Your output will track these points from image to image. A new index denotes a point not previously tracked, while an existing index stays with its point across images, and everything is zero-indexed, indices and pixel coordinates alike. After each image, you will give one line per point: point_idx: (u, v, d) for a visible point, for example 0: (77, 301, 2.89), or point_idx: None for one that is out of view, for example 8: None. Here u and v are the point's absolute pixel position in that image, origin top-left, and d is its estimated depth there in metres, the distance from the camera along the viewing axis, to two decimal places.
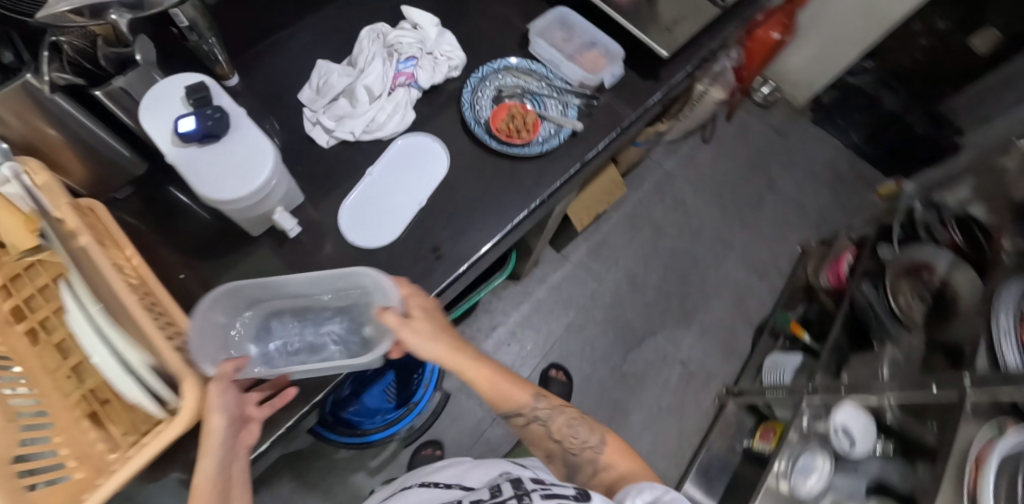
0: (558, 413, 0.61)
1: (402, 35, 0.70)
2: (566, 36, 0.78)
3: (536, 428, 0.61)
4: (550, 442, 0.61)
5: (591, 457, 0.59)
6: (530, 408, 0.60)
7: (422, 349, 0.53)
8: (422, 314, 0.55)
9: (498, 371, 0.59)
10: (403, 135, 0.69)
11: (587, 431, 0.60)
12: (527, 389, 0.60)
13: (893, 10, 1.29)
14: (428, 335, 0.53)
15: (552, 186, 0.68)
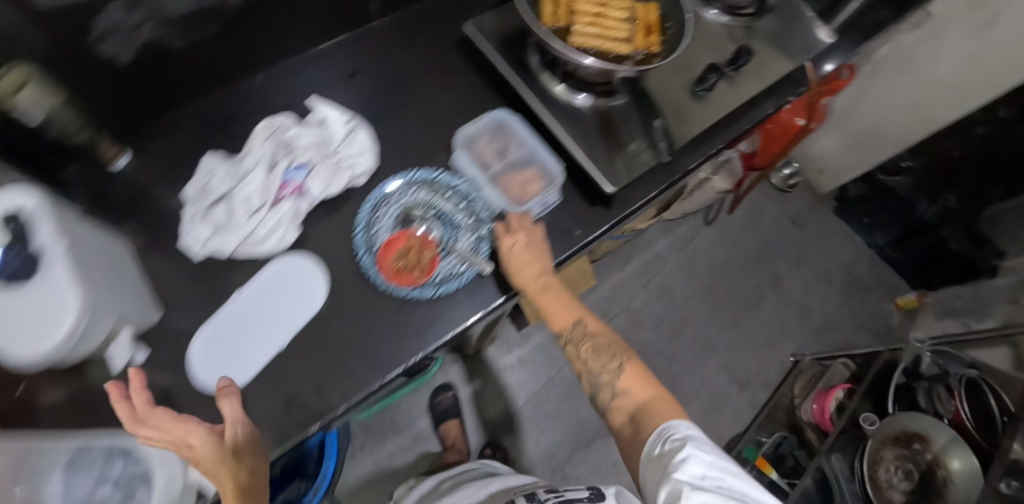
0: (592, 338, 0.53)
1: (300, 136, 0.63)
2: (498, 145, 0.65)
3: (568, 350, 0.54)
4: (578, 364, 0.53)
5: (608, 383, 0.50)
6: (569, 330, 0.54)
7: (512, 253, 0.56)
8: (518, 241, 0.56)
9: (560, 298, 0.55)
10: (281, 254, 0.61)
11: (609, 358, 0.52)
12: (568, 314, 0.54)
13: (938, 113, 1.15)
14: (519, 254, 0.56)
15: (442, 338, 0.58)
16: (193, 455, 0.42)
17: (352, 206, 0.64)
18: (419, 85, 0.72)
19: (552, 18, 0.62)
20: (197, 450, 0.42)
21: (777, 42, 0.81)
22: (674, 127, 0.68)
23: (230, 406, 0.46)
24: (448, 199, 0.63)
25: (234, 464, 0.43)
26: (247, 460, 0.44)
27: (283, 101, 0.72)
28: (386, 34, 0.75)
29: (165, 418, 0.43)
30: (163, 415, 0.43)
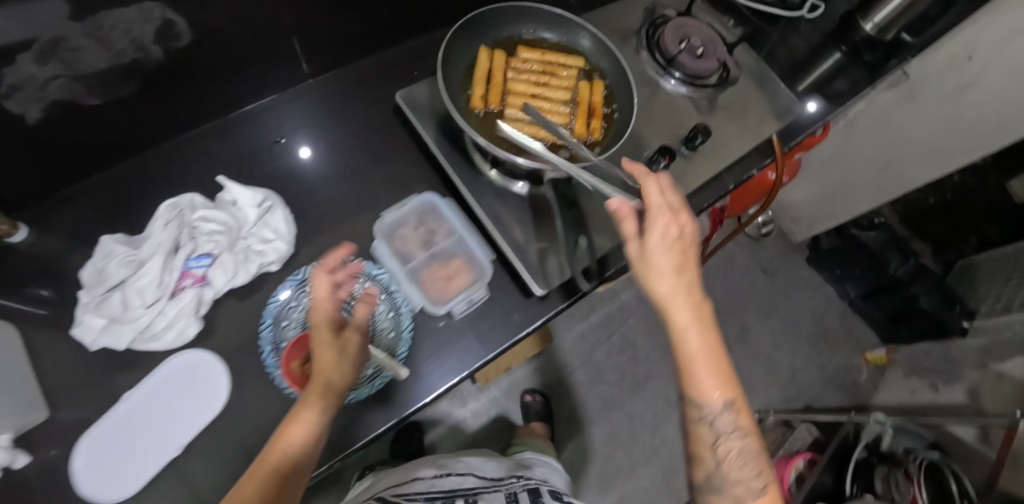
0: (739, 436, 0.43)
1: (206, 219, 0.58)
2: (424, 234, 0.60)
3: (704, 435, 0.43)
4: (705, 451, 0.43)
5: (738, 495, 0.41)
6: (713, 411, 0.43)
7: (658, 253, 0.45)
8: (663, 241, 0.45)
9: (705, 354, 0.43)
10: (181, 349, 0.57)
11: (753, 470, 0.42)
12: (717, 390, 0.43)
13: (909, 174, 1.13)
14: (671, 265, 0.45)
15: (345, 453, 0.51)
16: (317, 331, 0.47)
17: (266, 294, 0.59)
18: (352, 157, 0.67)
19: (482, 102, 0.55)
20: (322, 334, 0.46)
21: (739, 116, 0.77)
22: None
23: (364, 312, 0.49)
24: (367, 289, 0.58)
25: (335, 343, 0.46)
26: (341, 366, 0.45)
27: (203, 168, 0.67)
28: (322, 99, 0.71)
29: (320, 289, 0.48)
30: (333, 290, 0.49)
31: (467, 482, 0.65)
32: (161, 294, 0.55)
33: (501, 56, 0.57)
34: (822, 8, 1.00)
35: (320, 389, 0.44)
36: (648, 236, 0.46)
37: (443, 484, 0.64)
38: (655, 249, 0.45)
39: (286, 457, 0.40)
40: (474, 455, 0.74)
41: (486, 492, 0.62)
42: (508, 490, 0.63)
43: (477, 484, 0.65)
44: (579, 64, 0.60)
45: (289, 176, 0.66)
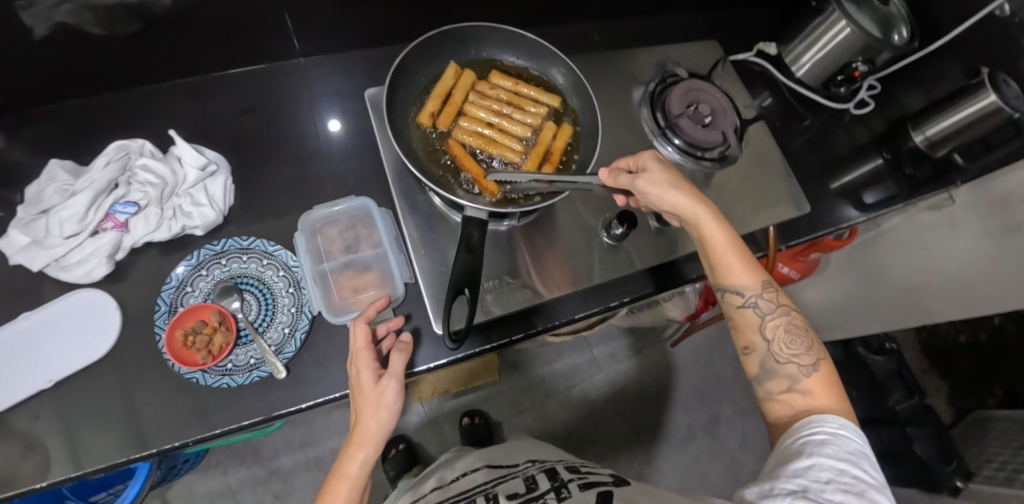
0: (783, 314, 0.50)
1: (144, 168, 0.58)
2: (347, 240, 0.59)
3: (749, 317, 0.50)
4: (757, 336, 0.50)
5: (792, 374, 0.47)
6: (753, 292, 0.50)
7: (665, 184, 0.50)
8: (659, 165, 0.51)
9: (731, 244, 0.51)
10: (86, 288, 0.56)
11: (802, 348, 0.48)
12: (754, 273, 0.50)
13: (936, 311, 1.03)
14: (672, 186, 0.51)
15: (206, 433, 0.52)
16: (357, 382, 0.48)
17: (184, 256, 0.59)
18: (314, 142, 0.66)
19: (430, 117, 0.53)
20: (363, 394, 0.47)
21: (732, 200, 0.71)
22: (555, 273, 0.60)
23: (397, 360, 0.48)
24: (278, 279, 0.58)
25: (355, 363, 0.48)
26: (383, 421, 0.47)
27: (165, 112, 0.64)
28: (306, 77, 0.69)
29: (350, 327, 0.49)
30: (368, 340, 0.48)
31: (482, 480, 0.65)
32: (81, 230, 0.55)
33: (469, 76, 0.55)
34: (873, 107, 0.93)
35: (370, 444, 0.47)
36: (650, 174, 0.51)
37: (459, 492, 0.64)
38: (659, 179, 0.50)
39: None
40: (488, 455, 0.74)
41: (499, 482, 0.62)
42: (526, 473, 0.63)
43: (490, 477, 0.65)
44: (553, 102, 0.56)
45: (246, 146, 0.64)
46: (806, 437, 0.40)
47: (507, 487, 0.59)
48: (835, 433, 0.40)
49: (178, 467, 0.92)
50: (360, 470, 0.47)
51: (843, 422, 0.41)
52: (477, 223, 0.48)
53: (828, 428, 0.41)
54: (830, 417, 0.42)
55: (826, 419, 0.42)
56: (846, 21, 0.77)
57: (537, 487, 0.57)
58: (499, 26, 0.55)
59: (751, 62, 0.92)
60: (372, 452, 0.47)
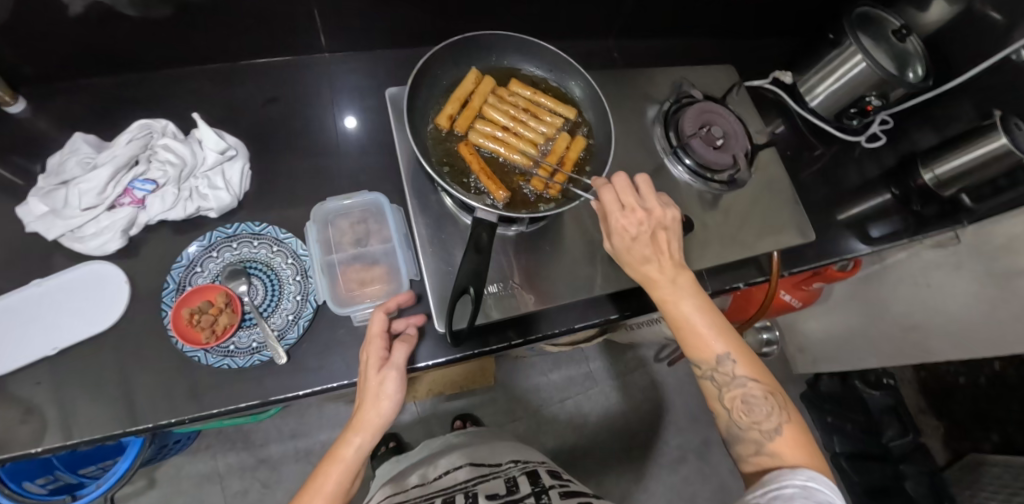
0: (741, 385, 0.47)
1: (166, 148, 0.59)
2: (358, 234, 0.59)
3: (708, 388, 0.49)
4: (717, 405, 0.49)
5: (757, 440, 0.46)
6: (708, 366, 0.48)
7: (623, 247, 0.50)
8: (625, 234, 0.49)
9: (688, 319, 0.49)
10: (99, 260, 0.57)
11: (763, 415, 0.46)
12: (709, 348, 0.48)
13: (936, 352, 1.01)
14: (629, 248, 0.49)
15: (204, 412, 0.53)
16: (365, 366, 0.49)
17: (196, 237, 0.60)
18: (332, 136, 0.67)
19: (449, 119, 0.54)
20: (369, 377, 0.48)
21: (738, 224, 0.72)
22: (559, 281, 0.60)
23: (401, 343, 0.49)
24: (287, 267, 0.59)
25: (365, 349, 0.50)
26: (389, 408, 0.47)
27: (189, 95, 0.66)
28: (329, 72, 0.71)
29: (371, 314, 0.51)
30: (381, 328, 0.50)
31: (462, 478, 0.68)
32: (99, 203, 0.56)
33: (489, 82, 0.56)
34: (883, 141, 0.94)
35: (371, 429, 0.46)
36: (614, 237, 0.50)
37: (439, 487, 0.67)
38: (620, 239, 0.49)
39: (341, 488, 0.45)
40: (471, 453, 0.77)
41: (479, 482, 0.66)
42: (506, 474, 0.68)
43: (471, 476, 0.69)
44: (569, 113, 0.57)
45: (265, 135, 0.65)
46: (777, 492, 0.40)
47: (487, 488, 0.63)
48: (804, 487, 0.40)
49: (169, 447, 0.92)
50: (357, 455, 0.46)
51: (811, 475, 0.41)
52: (486, 226, 0.48)
53: (797, 482, 0.40)
54: (800, 471, 0.41)
55: (794, 472, 0.41)
56: (862, 55, 0.78)
57: (517, 490, 0.62)
58: (521, 35, 0.56)
59: (765, 89, 0.93)
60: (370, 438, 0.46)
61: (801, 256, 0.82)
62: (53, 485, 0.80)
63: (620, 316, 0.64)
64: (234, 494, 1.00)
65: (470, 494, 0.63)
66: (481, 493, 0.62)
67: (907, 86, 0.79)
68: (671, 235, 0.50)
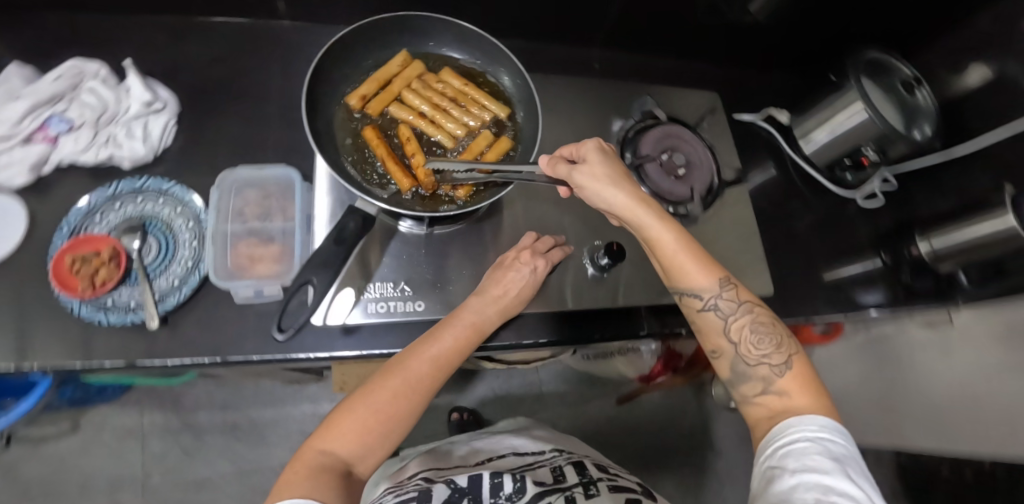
0: (747, 313, 0.47)
1: (93, 91, 0.58)
2: (262, 206, 0.56)
3: (712, 321, 0.48)
4: (721, 339, 0.48)
5: (763, 374, 0.45)
6: (713, 294, 0.47)
7: (599, 177, 0.45)
8: (599, 156, 0.46)
9: (681, 246, 0.46)
10: (1, 192, 0.56)
11: (770, 346, 0.46)
12: (711, 274, 0.47)
13: (912, 435, 0.95)
14: (607, 179, 0.45)
15: (65, 363, 0.50)
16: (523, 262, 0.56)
17: (104, 184, 0.58)
18: (271, 103, 0.64)
19: (360, 99, 0.51)
20: (516, 264, 0.56)
21: None
22: (461, 292, 0.57)
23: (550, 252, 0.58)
24: (185, 230, 0.56)
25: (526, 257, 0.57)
26: (524, 296, 0.55)
27: (138, 42, 0.65)
28: (286, 39, 0.68)
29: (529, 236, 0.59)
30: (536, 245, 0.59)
31: (510, 457, 0.67)
32: (12, 135, 0.56)
33: (417, 68, 0.53)
34: (881, 202, 0.84)
35: (501, 307, 0.54)
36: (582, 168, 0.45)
37: (484, 465, 0.64)
38: (596, 169, 0.45)
39: (458, 345, 0.50)
40: (513, 439, 0.73)
41: (526, 465, 0.64)
42: (550, 462, 0.65)
43: (517, 456, 0.67)
44: (498, 112, 0.53)
45: (202, 93, 0.63)
46: (789, 447, 0.39)
47: (535, 472, 0.61)
48: (814, 439, 0.39)
49: (92, 396, 0.91)
50: (485, 325, 0.53)
51: (824, 423, 0.40)
52: (357, 215, 0.47)
53: (808, 433, 0.39)
54: (812, 418, 0.41)
55: (808, 417, 0.41)
56: (863, 102, 0.71)
57: (565, 481, 0.59)
58: (457, 22, 0.53)
59: (757, 126, 0.87)
60: (495, 314, 0.53)
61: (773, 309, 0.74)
62: None
63: (537, 343, 0.58)
64: (153, 454, 0.98)
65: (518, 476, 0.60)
66: (530, 475, 0.60)
67: (908, 142, 0.71)
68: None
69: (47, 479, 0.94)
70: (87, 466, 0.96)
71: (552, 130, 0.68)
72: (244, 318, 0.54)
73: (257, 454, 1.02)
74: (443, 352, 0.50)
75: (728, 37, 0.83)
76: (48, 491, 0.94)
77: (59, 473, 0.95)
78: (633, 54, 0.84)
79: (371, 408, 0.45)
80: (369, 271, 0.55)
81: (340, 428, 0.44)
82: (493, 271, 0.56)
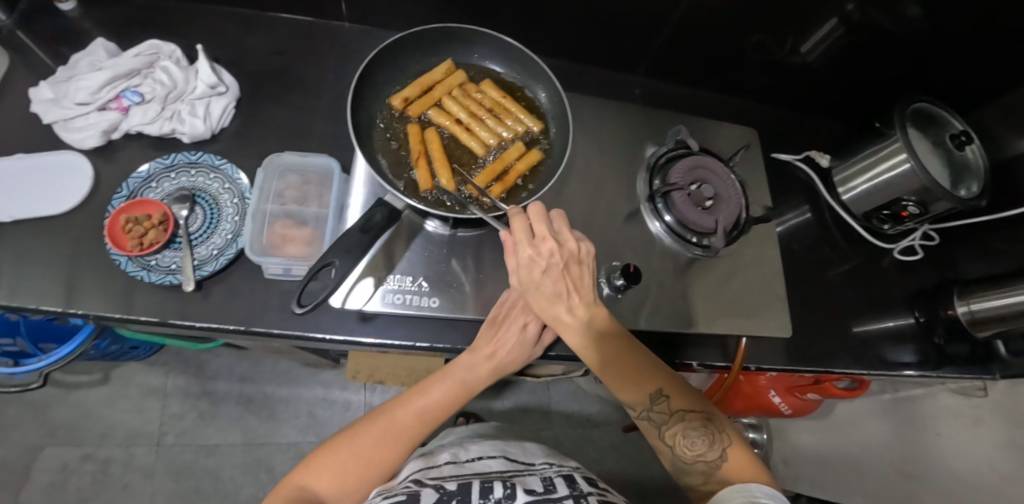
0: (679, 419, 0.48)
1: (166, 70, 0.63)
2: (299, 192, 0.60)
3: (647, 428, 0.49)
4: (659, 442, 0.49)
5: (702, 470, 0.47)
6: (644, 408, 0.49)
7: (539, 291, 0.46)
8: (543, 274, 0.46)
9: (611, 363, 0.49)
10: (76, 151, 0.62)
11: (706, 444, 0.47)
12: (641, 390, 0.49)
13: None
14: (544, 296, 0.47)
15: (106, 313, 0.55)
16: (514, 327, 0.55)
17: (164, 155, 0.63)
18: (323, 97, 0.68)
19: (403, 101, 0.54)
20: (507, 321, 0.55)
21: (703, 295, 0.65)
22: (475, 295, 0.58)
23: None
24: (229, 205, 0.60)
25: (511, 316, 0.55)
26: (516, 359, 0.55)
27: (211, 29, 0.70)
28: (345, 40, 0.73)
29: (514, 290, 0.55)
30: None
31: (497, 467, 0.59)
32: (91, 102, 0.61)
33: (459, 77, 0.56)
34: (920, 257, 0.82)
35: (493, 368, 0.54)
36: (523, 271, 0.46)
37: (473, 471, 0.58)
38: (535, 281, 0.46)
39: (444, 402, 0.53)
40: (505, 443, 0.67)
41: (515, 475, 0.57)
42: (541, 473, 0.58)
43: (504, 468, 0.59)
44: (531, 125, 0.56)
45: (262, 81, 0.68)
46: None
47: (523, 482, 0.54)
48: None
49: (125, 352, 0.97)
50: (474, 384, 0.55)
51: (767, 490, 0.43)
52: (386, 208, 0.49)
53: (755, 499, 0.42)
54: (754, 486, 0.43)
55: (750, 487, 0.43)
56: (907, 154, 0.69)
57: (555, 490, 0.52)
58: (501, 36, 0.56)
59: (796, 166, 0.86)
60: (488, 374, 0.55)
61: (794, 352, 0.72)
62: (10, 348, 0.87)
63: (545, 354, 0.60)
64: (171, 414, 1.03)
65: (507, 484, 0.53)
66: (518, 484, 0.53)
67: (953, 200, 0.68)
68: (585, 271, 0.48)
69: (75, 424, 1.00)
70: (112, 417, 1.02)
71: (584, 148, 0.69)
72: (271, 293, 0.57)
73: (265, 429, 1.05)
74: (428, 408, 0.53)
75: (774, 76, 0.83)
76: (74, 436, 1.00)
77: (86, 420, 1.01)
78: (675, 84, 0.85)
79: (357, 451, 0.49)
80: (392, 263, 0.57)
81: (326, 468, 0.48)
82: (487, 326, 0.56)
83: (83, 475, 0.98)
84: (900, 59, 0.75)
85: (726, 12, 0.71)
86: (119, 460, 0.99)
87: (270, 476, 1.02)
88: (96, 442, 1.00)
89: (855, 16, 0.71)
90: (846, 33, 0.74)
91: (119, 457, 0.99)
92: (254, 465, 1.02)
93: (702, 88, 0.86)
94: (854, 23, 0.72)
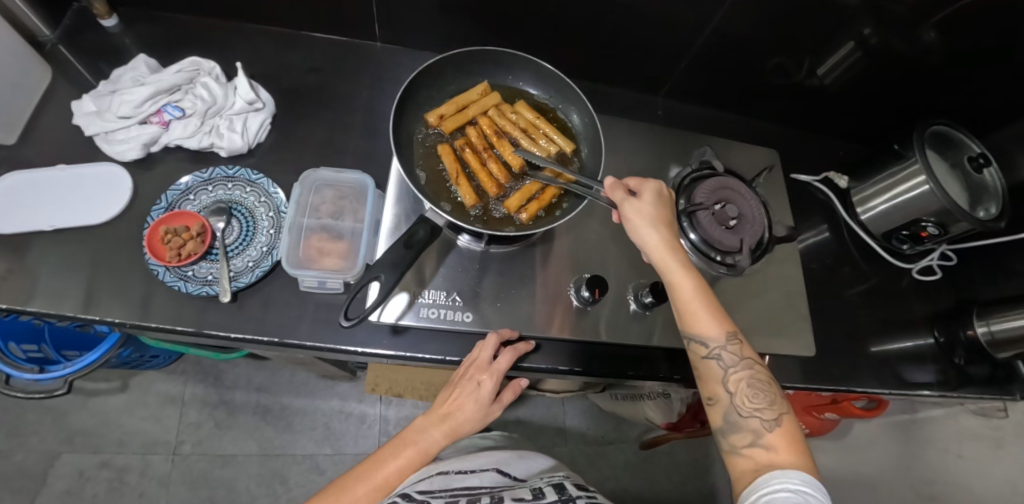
0: (748, 367, 0.47)
1: (205, 85, 0.65)
2: (331, 206, 0.61)
3: (713, 369, 0.47)
4: (719, 387, 0.47)
5: (754, 429, 0.44)
6: (718, 344, 0.47)
7: (639, 215, 0.50)
8: (654, 198, 0.51)
9: (697, 293, 0.48)
10: (116, 164, 0.63)
11: (765, 402, 0.45)
12: (718, 325, 0.48)
13: None
14: (646, 221, 0.50)
15: (143, 322, 0.55)
16: (474, 387, 0.54)
17: (201, 168, 0.65)
18: (355, 114, 0.70)
19: (438, 117, 0.58)
20: (463, 380, 0.54)
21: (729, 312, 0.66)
22: (504, 310, 0.59)
23: (504, 363, 0.55)
24: (265, 218, 0.62)
25: (469, 375, 0.54)
26: (472, 418, 0.54)
27: (249, 48, 0.73)
28: (375, 58, 0.75)
29: (477, 349, 0.56)
30: (490, 356, 0.55)
31: (488, 480, 0.58)
32: (133, 116, 0.63)
33: (494, 98, 0.59)
34: (937, 278, 0.83)
35: (447, 429, 0.54)
36: (631, 203, 0.50)
37: (462, 485, 0.55)
38: (642, 209, 0.50)
39: (400, 468, 0.52)
40: (498, 453, 0.66)
41: (506, 488, 0.55)
42: (529, 483, 0.57)
43: (497, 481, 0.58)
44: (564, 146, 0.58)
45: (296, 98, 0.70)
46: (769, 498, 0.39)
47: (513, 493, 0.53)
48: (796, 490, 0.38)
49: (145, 360, 0.97)
50: (431, 446, 0.54)
51: (805, 477, 0.39)
52: (427, 224, 0.53)
53: (789, 485, 0.39)
54: (793, 473, 0.40)
55: (788, 472, 0.40)
56: (926, 177, 0.70)
57: (543, 497, 0.51)
58: (537, 61, 0.60)
59: (815, 187, 0.87)
60: (442, 436, 0.53)
61: (819, 370, 0.72)
62: (35, 354, 0.87)
63: (571, 371, 0.60)
64: (189, 423, 1.04)
65: (494, 497, 0.51)
66: (507, 495, 0.51)
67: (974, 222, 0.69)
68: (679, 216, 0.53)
69: (94, 429, 1.01)
70: (130, 425, 1.02)
71: (609, 168, 0.71)
72: (304, 303, 0.58)
73: (282, 440, 1.05)
74: (382, 472, 0.51)
75: (791, 98, 0.84)
76: (93, 442, 1.00)
77: (105, 427, 1.01)
78: (696, 104, 0.87)
79: None
80: (424, 278, 0.58)
81: None
82: (447, 387, 0.56)
83: (99, 483, 0.98)
84: (916, 84, 0.77)
85: (748, 36, 0.73)
86: (137, 466, 1.00)
87: (286, 487, 1.02)
88: (114, 448, 1.00)
89: (872, 40, 0.72)
90: (864, 56, 0.75)
91: (136, 464, 1.00)
92: (269, 474, 1.02)
93: (720, 109, 0.88)
94: (872, 47, 0.73)
